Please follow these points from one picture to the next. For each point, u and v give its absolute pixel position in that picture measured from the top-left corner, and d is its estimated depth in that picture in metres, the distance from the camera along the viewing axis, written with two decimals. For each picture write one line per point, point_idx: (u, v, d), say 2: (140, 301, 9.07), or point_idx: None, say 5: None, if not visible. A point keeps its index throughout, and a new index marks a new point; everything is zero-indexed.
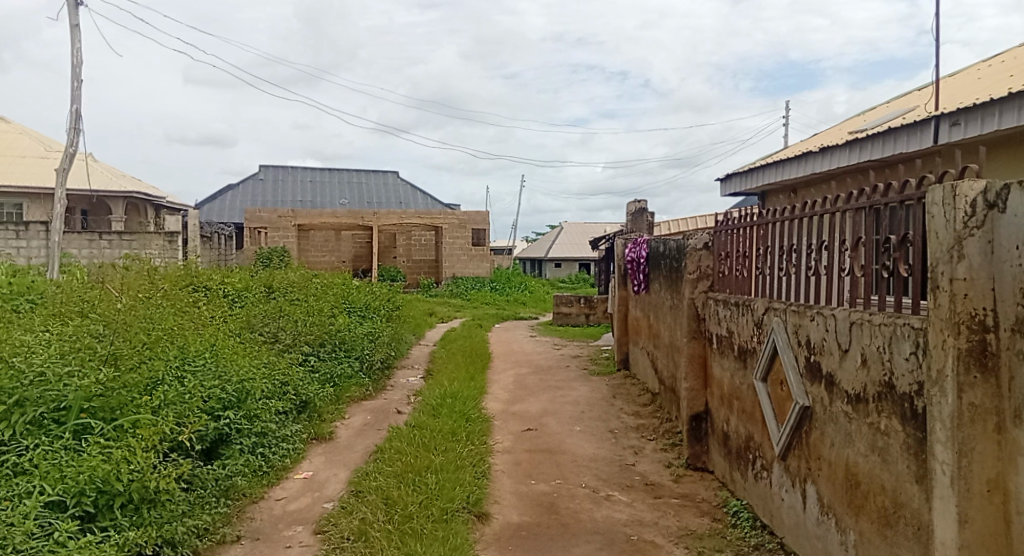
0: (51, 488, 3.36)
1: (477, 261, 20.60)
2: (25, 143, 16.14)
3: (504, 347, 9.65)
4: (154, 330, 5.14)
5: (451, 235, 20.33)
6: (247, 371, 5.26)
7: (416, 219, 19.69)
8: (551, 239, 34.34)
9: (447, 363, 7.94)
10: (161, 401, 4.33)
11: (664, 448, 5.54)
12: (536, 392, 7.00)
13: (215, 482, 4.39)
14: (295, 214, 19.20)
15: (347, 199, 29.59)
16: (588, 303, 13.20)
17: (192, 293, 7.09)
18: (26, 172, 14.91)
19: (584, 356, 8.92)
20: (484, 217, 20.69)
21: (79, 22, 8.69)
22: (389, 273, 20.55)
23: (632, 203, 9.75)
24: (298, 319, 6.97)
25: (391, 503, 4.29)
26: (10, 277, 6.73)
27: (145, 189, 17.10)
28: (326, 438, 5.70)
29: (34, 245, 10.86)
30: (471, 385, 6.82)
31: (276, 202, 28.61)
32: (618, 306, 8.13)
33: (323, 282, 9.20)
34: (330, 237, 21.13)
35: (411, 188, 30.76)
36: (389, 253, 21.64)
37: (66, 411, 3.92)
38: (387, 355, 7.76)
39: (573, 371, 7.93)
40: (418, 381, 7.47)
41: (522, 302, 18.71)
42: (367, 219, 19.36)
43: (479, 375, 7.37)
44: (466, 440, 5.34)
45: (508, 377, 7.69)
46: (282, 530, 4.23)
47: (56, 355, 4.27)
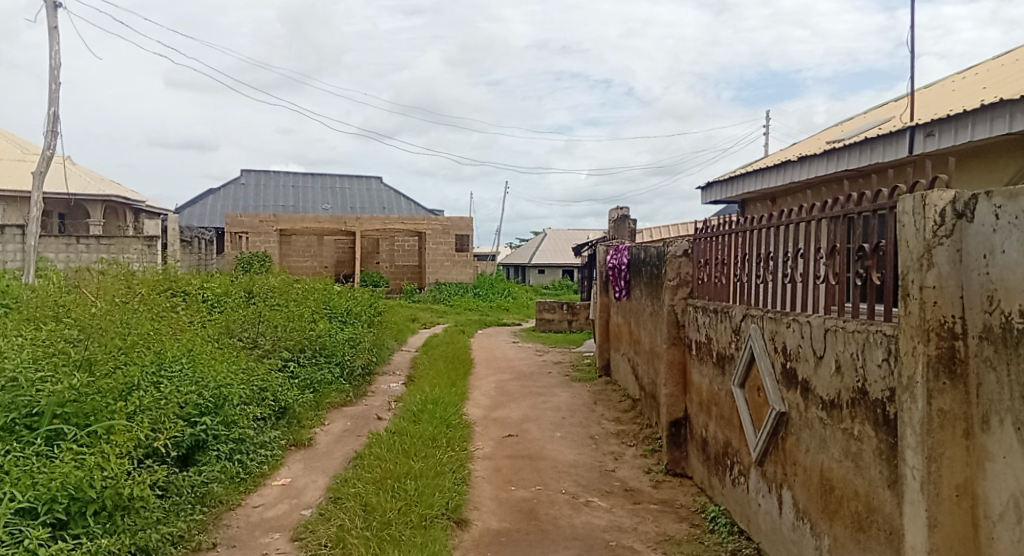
0: (21, 494, 3.31)
1: (461, 267, 20.56)
2: (4, 146, 15.94)
3: (486, 353, 9.63)
4: (130, 335, 5.05)
5: (434, 241, 20.27)
6: (224, 377, 5.22)
7: (399, 225, 19.61)
8: (537, 246, 34.37)
9: (429, 368, 7.91)
10: (136, 407, 4.29)
11: (644, 454, 5.55)
12: (518, 398, 6.99)
13: (191, 489, 4.34)
14: (277, 219, 19.05)
15: (332, 205, 29.59)
16: (570, 309, 13.21)
17: (170, 298, 7.02)
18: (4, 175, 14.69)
19: (566, 362, 8.92)
20: (468, 223, 20.71)
21: (56, 23, 8.58)
22: (372, 279, 20.48)
23: (615, 209, 9.77)
24: (278, 324, 6.92)
25: (370, 509, 4.28)
26: None
27: (125, 193, 16.91)
28: (305, 445, 5.65)
29: (10, 248, 10.70)
30: (452, 392, 6.79)
31: (260, 208, 28.42)
32: (600, 313, 8.15)
33: (304, 287, 9.13)
34: (312, 242, 20.98)
35: (396, 194, 30.69)
36: (373, 259, 21.58)
37: (39, 416, 3.88)
38: (368, 360, 7.72)
39: (555, 378, 7.92)
40: (400, 387, 7.42)
41: (505, 308, 18.69)
42: (350, 224, 19.27)
43: (461, 381, 7.35)
44: (445, 446, 5.31)
45: (490, 383, 7.67)
46: (259, 537, 4.21)
47: (28, 361, 4.21)
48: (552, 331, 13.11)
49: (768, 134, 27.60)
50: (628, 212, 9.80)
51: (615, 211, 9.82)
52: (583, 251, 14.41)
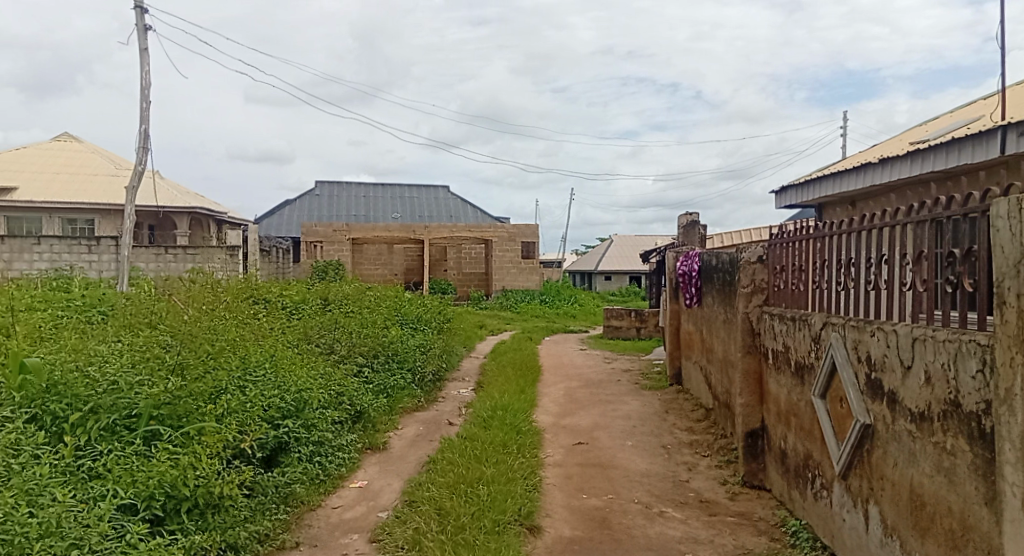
0: (123, 491, 3.60)
1: (527, 274, 20.64)
2: (98, 162, 16.97)
3: (555, 360, 9.62)
4: (218, 340, 5.27)
5: (501, 248, 20.41)
6: (304, 381, 5.40)
7: (466, 232, 19.86)
8: (602, 253, 34.16)
9: (497, 375, 7.97)
10: (225, 409, 4.50)
11: (719, 465, 5.43)
12: (587, 406, 6.96)
13: (276, 489, 4.51)
14: (350, 228, 19.58)
15: (401, 213, 30.18)
16: (638, 316, 13.06)
17: (252, 305, 7.30)
18: (99, 190, 15.61)
19: (636, 370, 8.82)
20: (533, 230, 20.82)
21: (147, 45, 9.10)
22: (440, 286, 20.81)
23: (685, 214, 9.65)
24: (352, 331, 7.10)
25: (444, 513, 4.36)
26: (84, 287, 6.96)
27: (207, 205, 17.73)
28: (380, 448, 5.78)
29: (105, 260, 10.87)
30: (522, 399, 6.81)
31: (331, 217, 29.18)
32: (671, 320, 8.03)
33: (376, 295, 9.35)
34: (383, 250, 21.47)
35: (459, 202, 31.06)
36: (440, 267, 21.94)
37: (137, 418, 4.14)
38: (438, 367, 7.83)
39: (624, 385, 7.86)
40: (469, 394, 7.49)
41: (573, 315, 18.63)
42: (419, 232, 19.61)
43: (529, 388, 7.37)
44: (517, 453, 5.33)
45: (559, 390, 7.67)
46: (338, 537, 4.35)
47: (127, 365, 4.47)
48: (621, 338, 12.99)
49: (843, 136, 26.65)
50: (698, 216, 9.65)
51: (684, 215, 9.69)
52: (650, 257, 14.24)
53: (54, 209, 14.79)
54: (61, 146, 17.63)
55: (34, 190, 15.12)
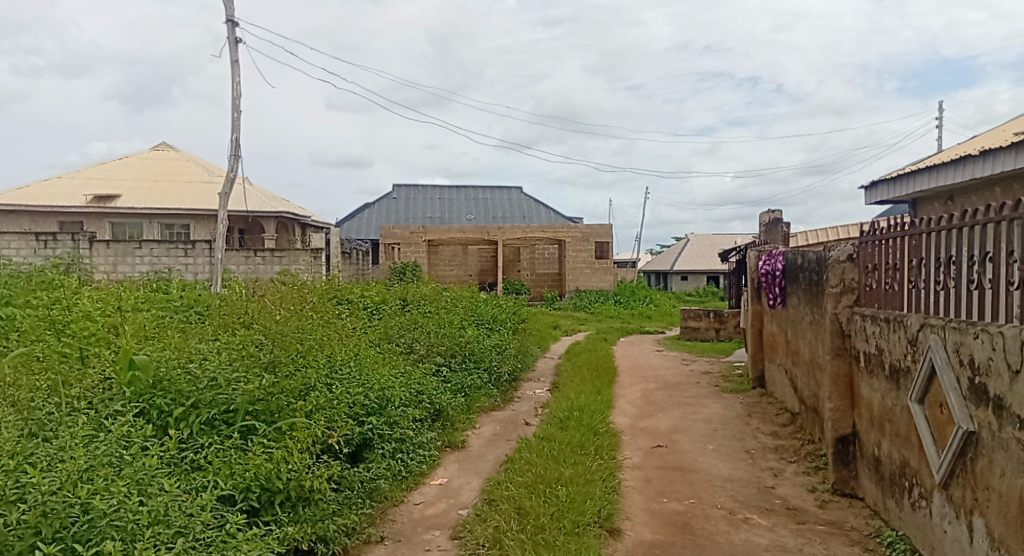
0: (223, 482, 3.81)
1: (601, 274, 20.46)
2: (192, 170, 17.95)
3: (631, 362, 9.51)
4: (306, 339, 5.49)
5: (574, 248, 20.35)
6: (386, 380, 5.57)
7: (540, 232, 19.91)
8: (678, 252, 33.54)
9: (573, 376, 7.95)
10: (314, 406, 4.68)
11: (806, 471, 5.24)
12: (666, 408, 6.85)
13: (361, 484, 4.67)
14: (426, 230, 19.96)
15: (475, 215, 30.55)
16: (717, 317, 12.75)
17: (336, 306, 7.57)
18: (193, 197, 16.49)
19: (716, 372, 8.61)
20: (606, 230, 20.68)
21: (237, 57, 9.55)
22: (514, 286, 20.96)
23: (766, 212, 9.37)
24: (430, 331, 7.25)
25: (524, 513, 4.39)
26: (182, 289, 7.37)
27: (292, 209, 18.45)
28: (458, 446, 5.87)
29: (200, 263, 11.47)
30: (599, 400, 6.77)
31: (405, 220, 29.86)
32: (753, 321, 7.80)
33: (453, 296, 9.51)
34: (457, 252, 21.82)
35: (529, 203, 31.16)
36: (514, 267, 22.08)
37: (234, 413, 4.37)
38: (514, 367, 7.87)
39: (704, 388, 7.69)
40: (545, 394, 7.50)
41: (648, 316, 18.36)
42: (493, 233, 19.81)
43: (606, 389, 7.31)
44: (595, 454, 5.31)
45: (636, 392, 7.57)
46: (421, 533, 4.45)
47: (225, 361, 4.72)
48: (701, 340, 12.72)
49: (942, 128, 25.33)
50: (780, 213, 9.33)
51: (766, 212, 9.39)
52: (729, 257, 13.88)
53: (154, 215, 15.71)
54: (159, 155, 18.77)
55: (137, 197, 16.13)
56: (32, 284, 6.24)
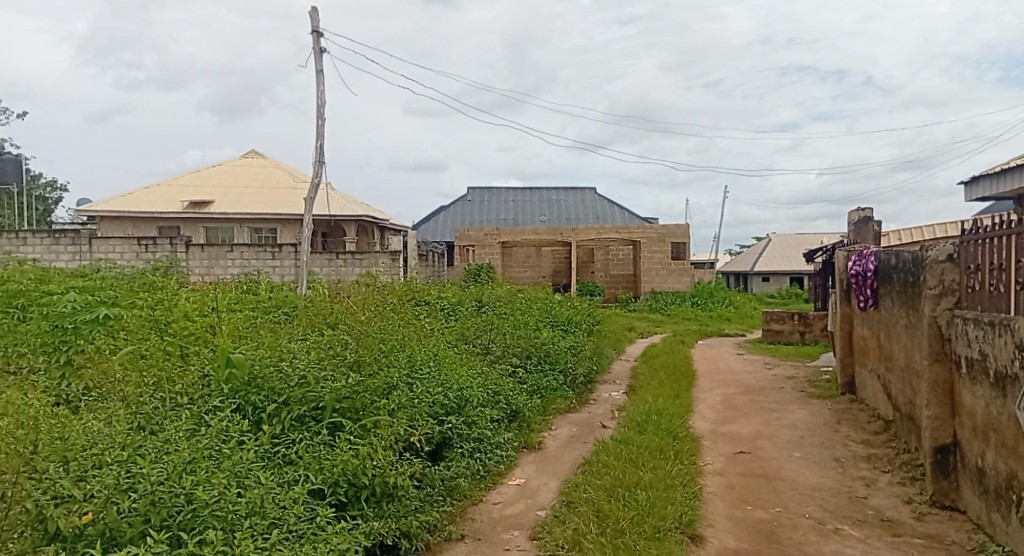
0: (314, 476, 3.97)
1: (678, 275, 20.10)
2: (276, 177, 18.79)
3: (710, 365, 9.29)
4: (388, 339, 5.65)
5: (649, 249, 20.10)
6: (465, 380, 5.66)
7: (614, 233, 19.76)
8: (758, 253, 32.53)
9: (650, 378, 7.84)
10: (397, 404, 4.81)
11: (902, 482, 4.99)
12: (748, 414, 6.66)
13: (442, 482, 4.75)
14: (500, 232, 20.15)
15: (548, 216, 30.62)
16: (802, 320, 12.30)
17: (415, 307, 7.74)
18: (279, 201, 17.22)
19: (801, 377, 8.30)
20: (682, 230, 20.32)
21: (321, 67, 9.93)
22: (587, 288, 20.89)
23: (856, 210, 8.98)
24: (506, 333, 7.31)
25: (604, 516, 4.36)
26: (270, 290, 7.71)
27: (372, 212, 19.02)
28: (535, 448, 5.89)
29: (286, 265, 11.88)
30: (678, 403, 6.64)
31: (477, 223, 30.22)
32: (841, 324, 7.47)
33: (528, 297, 9.55)
34: (531, 253, 21.91)
35: (602, 203, 30.96)
36: (587, 269, 22.00)
37: (322, 410, 4.54)
38: (589, 369, 7.83)
39: (789, 393, 7.43)
40: (621, 397, 7.43)
41: (727, 318, 17.86)
42: (566, 235, 19.80)
43: (685, 393, 7.17)
44: (674, 459, 5.22)
45: (716, 396, 7.40)
46: (501, 532, 4.50)
47: (314, 360, 4.92)
48: (786, 344, 12.29)
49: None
50: (871, 211, 8.91)
51: (855, 211, 9.00)
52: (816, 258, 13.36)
53: (244, 219, 16.50)
54: (247, 163, 19.77)
55: (229, 202, 17.00)
56: (137, 286, 6.67)
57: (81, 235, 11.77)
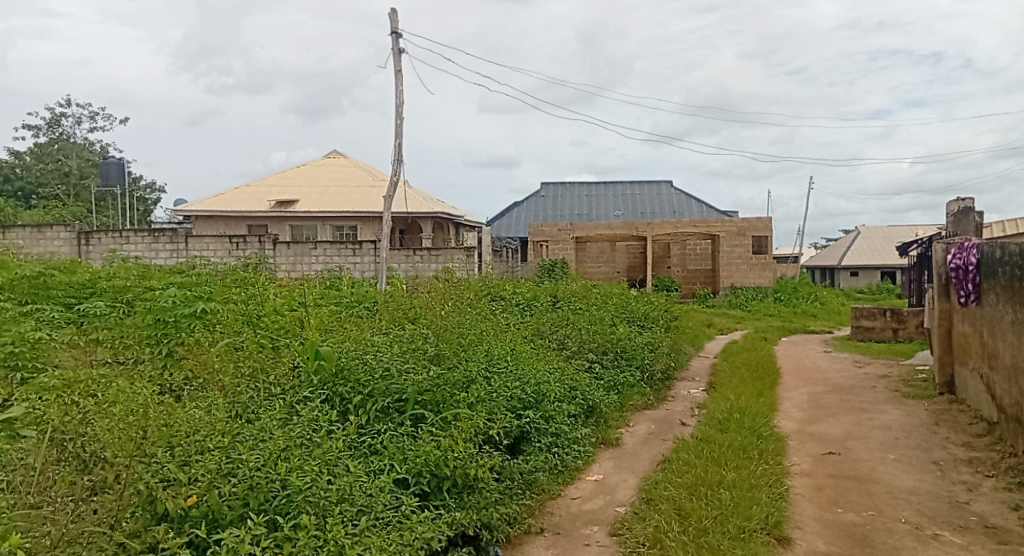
0: (399, 466, 4.08)
1: (759, 270, 19.53)
2: (353, 177, 19.36)
3: (795, 363, 8.98)
4: (466, 333, 5.74)
5: (729, 244, 19.61)
6: (541, 375, 5.69)
7: (692, 228, 19.37)
8: (845, 247, 31.15)
9: (731, 376, 7.65)
10: (476, 397, 4.88)
11: (1009, 487, 4.67)
12: (837, 414, 6.40)
13: (521, 475, 4.79)
14: (574, 227, 20.10)
15: (623, 212, 30.33)
16: (895, 316, 11.72)
17: (491, 301, 7.82)
18: (357, 199, 17.74)
19: (895, 376, 7.91)
20: (764, 224, 19.71)
21: (400, 66, 10.15)
22: (663, 283, 20.52)
23: (955, 201, 8.49)
24: (581, 328, 7.29)
25: (685, 514, 4.29)
26: (352, 285, 7.95)
27: (447, 209, 19.35)
28: (613, 443, 5.86)
29: (365, 262, 12.22)
30: (761, 401, 6.45)
31: (549, 219, 30.18)
32: (937, 321, 7.08)
33: (603, 293, 9.48)
34: (606, 248, 21.72)
35: (679, 197, 30.43)
36: (664, 264, 21.68)
37: (406, 401, 4.67)
38: (667, 365, 7.71)
39: (881, 393, 7.10)
40: (701, 394, 7.28)
41: (813, 315, 17.17)
42: (642, 230, 19.55)
43: (769, 391, 6.96)
44: (759, 459, 5.07)
45: (802, 395, 7.15)
46: (580, 527, 4.49)
47: (397, 354, 5.06)
48: (878, 341, 11.71)
49: None
50: (973, 201, 8.39)
51: (956, 202, 8.50)
52: (909, 252, 12.70)
53: (327, 217, 17.12)
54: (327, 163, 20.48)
55: (312, 202, 17.62)
56: (229, 281, 7.01)
57: (178, 233, 12.46)
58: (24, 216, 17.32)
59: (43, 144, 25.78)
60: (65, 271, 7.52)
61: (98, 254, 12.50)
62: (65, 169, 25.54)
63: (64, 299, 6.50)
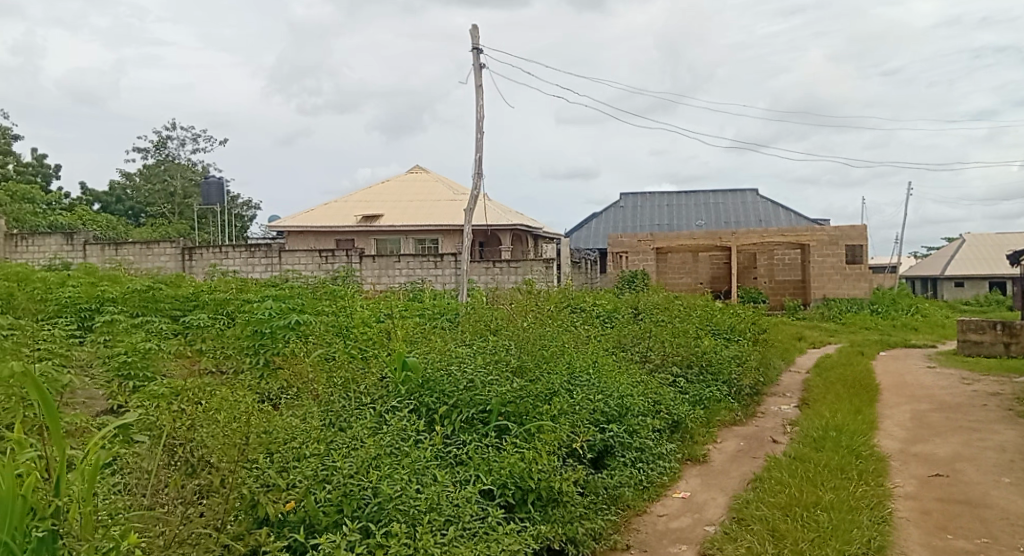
0: (484, 477, 4.12)
1: (854, 280, 18.63)
2: (433, 190, 19.81)
3: (895, 379, 8.49)
4: (548, 345, 5.75)
5: (820, 253, 18.80)
6: (625, 388, 5.63)
7: (780, 237, 18.70)
8: (948, 256, 29.23)
9: (825, 391, 7.32)
10: (559, 410, 4.88)
11: None
12: (943, 433, 6.01)
13: (606, 490, 4.73)
14: (654, 237, 19.79)
15: (705, 220, 29.69)
16: (1008, 330, 10.92)
17: (572, 314, 7.81)
18: (436, 213, 18.13)
19: (1008, 394, 7.34)
20: (859, 232, 18.77)
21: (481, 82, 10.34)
22: (749, 294, 19.84)
23: None
24: (665, 340, 7.16)
25: (780, 535, 4.11)
26: (435, 297, 8.12)
27: (526, 220, 19.49)
28: (700, 460, 5.71)
29: (447, 274, 12.45)
30: (858, 418, 6.13)
31: (625, 229, 29.88)
32: None
33: (686, 304, 9.30)
34: (688, 259, 21.32)
35: (765, 205, 29.47)
36: (750, 274, 20.97)
37: (489, 413, 4.72)
38: (756, 380, 7.46)
39: (993, 412, 6.61)
40: (793, 411, 7.00)
41: (913, 329, 16.18)
42: (727, 239, 19.04)
43: (866, 408, 6.61)
44: (858, 479, 4.82)
45: (903, 413, 6.75)
46: (667, 546, 4.39)
47: (481, 365, 5.13)
48: (990, 357, 10.91)
49: None
50: None
51: None
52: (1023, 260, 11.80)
53: (410, 231, 17.60)
54: (408, 178, 21.06)
55: (395, 216, 18.14)
56: (319, 294, 7.31)
57: (272, 248, 13.10)
58: (135, 233, 18.67)
59: (151, 165, 27.78)
60: (172, 285, 8.05)
61: (200, 269, 13.30)
62: (171, 189, 27.40)
63: (170, 312, 6.97)
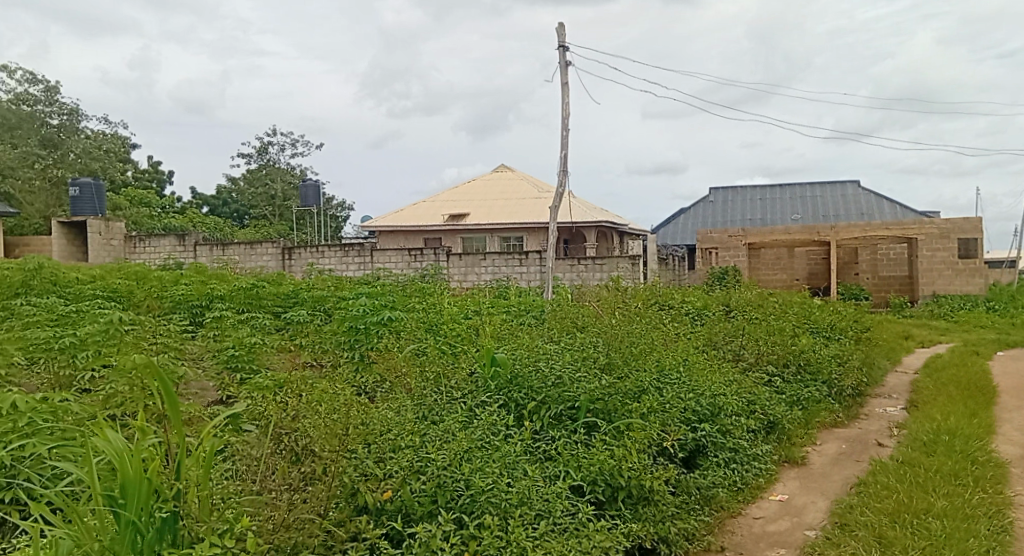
0: (574, 473, 4.13)
1: (968, 277, 17.44)
2: (519, 190, 19.86)
3: (1018, 380, 7.87)
4: (637, 342, 5.69)
5: (929, 248, 17.67)
6: (717, 387, 5.51)
7: (884, 231, 17.67)
8: None
9: (936, 393, 6.89)
10: (648, 407, 4.84)
11: None
12: None
13: (699, 491, 4.64)
14: (746, 233, 19.12)
15: (801, 215, 28.60)
16: None
17: (661, 311, 7.71)
18: (518, 211, 18.27)
19: None
20: (972, 224, 17.50)
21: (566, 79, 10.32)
22: (850, 291, 18.90)
23: None
24: (759, 339, 6.94)
25: (887, 543, 3.90)
26: (522, 294, 8.21)
27: (611, 217, 19.32)
28: (799, 462, 5.50)
29: (531, 271, 12.57)
30: (974, 422, 5.73)
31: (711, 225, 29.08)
32: None
33: (781, 301, 8.97)
34: (783, 254, 20.53)
35: (866, 199, 27.98)
36: (851, 270, 20.05)
37: (577, 409, 4.72)
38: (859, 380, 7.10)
39: None
40: (901, 413, 6.64)
41: None
42: (824, 234, 18.19)
43: (983, 411, 6.17)
44: (975, 487, 4.51)
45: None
46: (765, 549, 4.25)
47: (569, 362, 5.15)
48: None
49: None
50: None
51: None
52: None
53: (495, 229, 17.82)
54: (490, 177, 21.30)
55: (482, 214, 18.38)
56: (411, 291, 7.55)
57: (363, 247, 13.59)
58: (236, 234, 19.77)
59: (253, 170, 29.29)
60: (274, 282, 8.53)
61: (299, 268, 13.95)
62: (271, 192, 28.83)
63: (272, 308, 7.40)
